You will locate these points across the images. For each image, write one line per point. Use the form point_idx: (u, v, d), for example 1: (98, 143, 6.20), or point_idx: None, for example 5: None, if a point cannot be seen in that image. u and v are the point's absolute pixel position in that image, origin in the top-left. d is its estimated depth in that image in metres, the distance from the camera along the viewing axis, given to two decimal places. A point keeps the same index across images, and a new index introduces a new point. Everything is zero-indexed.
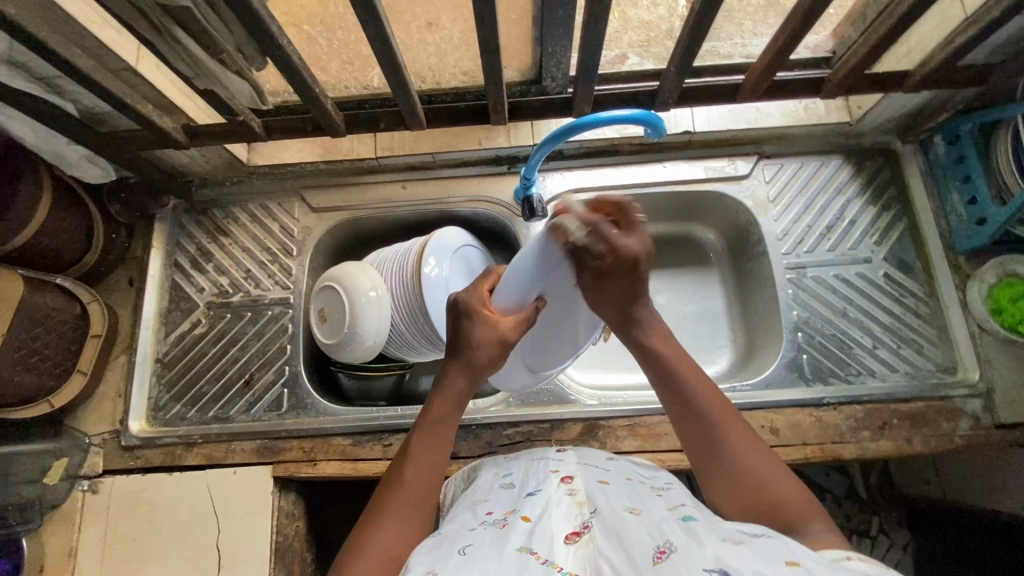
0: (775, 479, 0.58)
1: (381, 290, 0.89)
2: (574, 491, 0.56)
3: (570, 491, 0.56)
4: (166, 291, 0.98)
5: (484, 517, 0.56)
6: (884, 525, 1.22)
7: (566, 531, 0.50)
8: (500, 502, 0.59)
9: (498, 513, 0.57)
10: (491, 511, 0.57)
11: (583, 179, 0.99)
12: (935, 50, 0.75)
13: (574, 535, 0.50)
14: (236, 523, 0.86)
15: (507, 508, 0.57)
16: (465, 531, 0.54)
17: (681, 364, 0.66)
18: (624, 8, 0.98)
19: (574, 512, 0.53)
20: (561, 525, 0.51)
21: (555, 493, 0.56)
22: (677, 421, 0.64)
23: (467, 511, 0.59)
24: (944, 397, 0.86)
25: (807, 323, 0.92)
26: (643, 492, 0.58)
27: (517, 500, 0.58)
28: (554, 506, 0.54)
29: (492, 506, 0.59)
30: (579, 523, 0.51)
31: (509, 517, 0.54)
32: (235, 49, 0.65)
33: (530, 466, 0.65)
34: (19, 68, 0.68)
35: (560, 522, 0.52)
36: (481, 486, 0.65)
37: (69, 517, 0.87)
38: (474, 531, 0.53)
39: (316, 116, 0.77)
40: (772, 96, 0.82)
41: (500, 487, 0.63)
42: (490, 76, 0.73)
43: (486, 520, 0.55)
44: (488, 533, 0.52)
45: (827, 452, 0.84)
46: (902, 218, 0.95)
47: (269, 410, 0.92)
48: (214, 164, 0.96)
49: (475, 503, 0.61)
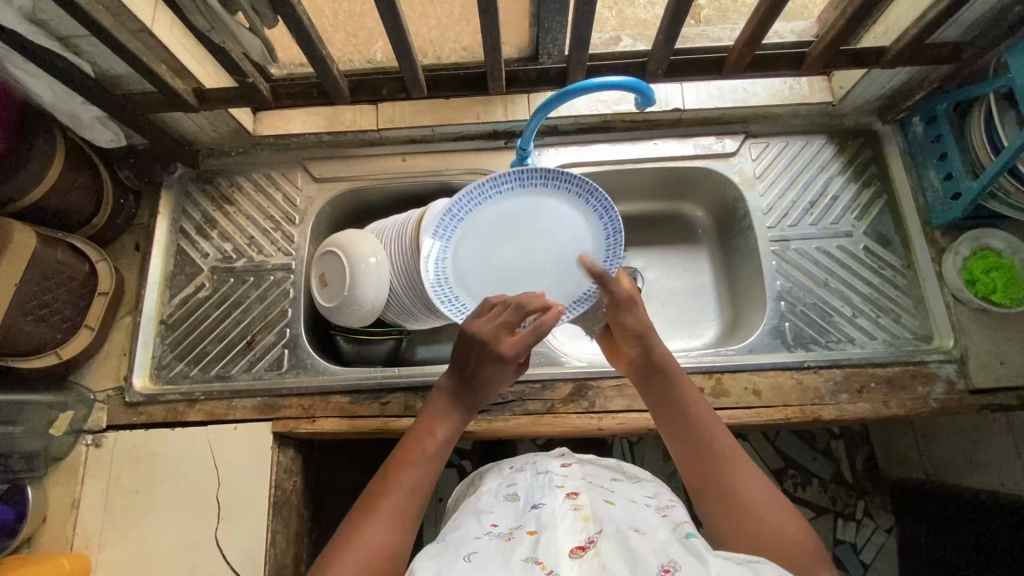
0: (776, 515, 0.59)
1: (381, 256, 0.93)
2: (579, 506, 0.60)
3: (575, 506, 0.60)
4: (171, 256, 1.01)
5: (489, 528, 0.61)
6: (870, 509, 1.28)
7: (571, 545, 0.53)
8: (505, 515, 0.63)
9: (503, 525, 0.61)
10: (496, 524, 0.62)
11: (576, 154, 1.02)
12: (910, 27, 0.79)
13: (580, 548, 0.52)
14: (235, 478, 0.89)
15: (512, 521, 0.61)
16: (471, 539, 0.58)
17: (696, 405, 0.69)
18: (621, 6, 1.09)
19: (579, 527, 0.56)
20: (566, 539, 0.54)
21: (560, 508, 0.59)
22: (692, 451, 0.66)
23: (472, 520, 0.64)
24: (920, 362, 0.90)
25: (789, 292, 0.95)
26: (647, 513, 0.60)
27: (522, 513, 0.62)
28: (560, 519, 0.57)
29: (496, 518, 0.63)
30: (584, 538, 0.54)
31: (515, 530, 0.58)
32: (249, 6, 0.69)
33: (534, 478, 0.68)
34: (39, 25, 0.71)
35: (565, 537, 0.54)
36: (488, 494, 0.70)
37: (74, 468, 0.90)
38: (480, 540, 0.58)
39: (322, 80, 0.81)
40: (757, 69, 0.86)
41: (505, 498, 0.67)
42: (488, 42, 0.76)
43: (492, 531, 0.60)
44: (494, 544, 0.56)
45: (807, 413, 0.88)
46: (882, 195, 0.99)
47: (271, 369, 0.95)
48: (220, 132, 1.00)
49: (480, 512, 0.65)
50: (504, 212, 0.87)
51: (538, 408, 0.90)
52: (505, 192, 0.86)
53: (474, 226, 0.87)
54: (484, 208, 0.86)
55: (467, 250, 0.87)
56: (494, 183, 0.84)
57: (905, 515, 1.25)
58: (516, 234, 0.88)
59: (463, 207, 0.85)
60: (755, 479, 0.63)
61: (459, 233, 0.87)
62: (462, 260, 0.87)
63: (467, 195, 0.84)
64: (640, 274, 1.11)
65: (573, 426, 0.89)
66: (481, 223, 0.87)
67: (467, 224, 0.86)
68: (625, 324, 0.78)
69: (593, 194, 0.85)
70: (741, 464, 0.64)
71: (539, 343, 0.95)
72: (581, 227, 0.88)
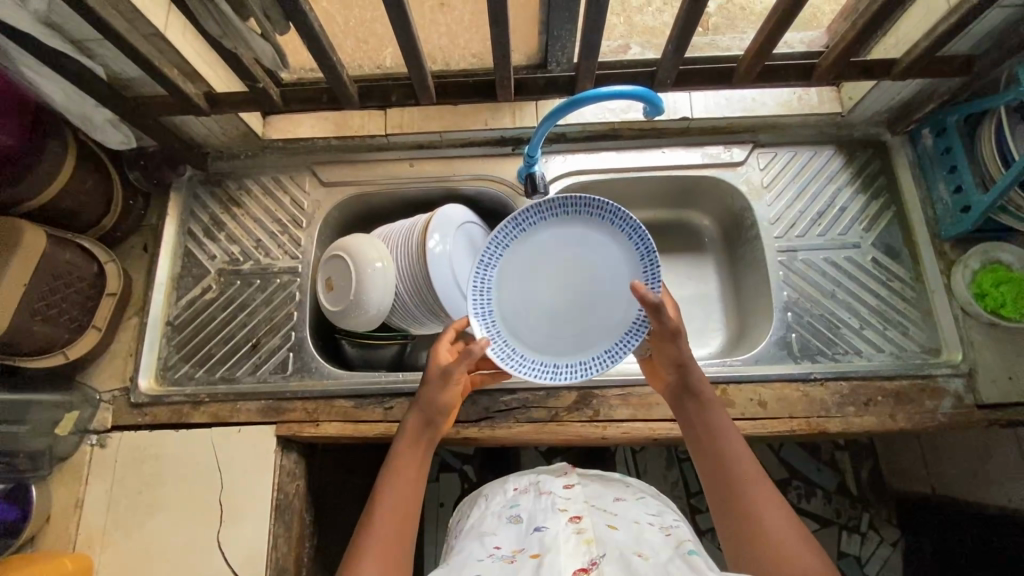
0: (793, 540, 0.59)
1: (387, 261, 0.93)
2: (582, 529, 0.60)
3: (578, 530, 0.60)
4: (179, 258, 1.02)
5: (493, 550, 0.62)
6: (875, 521, 1.27)
7: (574, 567, 0.54)
8: (508, 537, 0.64)
9: (506, 548, 0.62)
10: (500, 545, 0.62)
11: (583, 161, 1.03)
12: (920, 40, 0.79)
13: (583, 571, 0.54)
14: (238, 481, 0.89)
15: (514, 544, 0.62)
16: (474, 561, 0.59)
17: (723, 433, 0.69)
18: (630, 14, 1.09)
19: (581, 549, 0.57)
20: (568, 562, 0.55)
21: (562, 531, 0.60)
22: (714, 477, 0.67)
23: (475, 543, 0.64)
24: (928, 375, 0.89)
25: (796, 303, 0.95)
26: (650, 534, 0.61)
27: (525, 535, 0.62)
28: (562, 543, 0.58)
29: (500, 540, 0.64)
30: (587, 560, 0.55)
31: (518, 553, 0.59)
32: (261, 13, 0.69)
33: (537, 500, 0.69)
34: (54, 29, 0.72)
35: (568, 560, 0.55)
36: (491, 517, 0.70)
37: (79, 468, 0.90)
38: (484, 562, 0.59)
39: (331, 85, 0.81)
40: (766, 79, 0.86)
41: (508, 520, 0.67)
42: (498, 50, 0.76)
43: (494, 553, 0.61)
44: (497, 566, 0.57)
45: (813, 425, 0.87)
46: (891, 207, 0.98)
47: (275, 372, 0.95)
48: (230, 135, 1.00)
49: (484, 535, 0.66)
50: (536, 251, 0.83)
51: (542, 416, 0.89)
52: (528, 230, 0.82)
53: (508, 269, 0.82)
54: (513, 249, 0.82)
55: (508, 295, 0.82)
56: (519, 220, 0.81)
57: (910, 529, 1.24)
58: (553, 272, 0.83)
59: (491, 252, 0.81)
60: (775, 504, 0.62)
61: (498, 275, 0.82)
62: (505, 302, 0.82)
63: (492, 241, 0.80)
64: None
65: (577, 435, 0.88)
66: (514, 268, 0.83)
67: (501, 271, 0.82)
68: (665, 351, 0.75)
69: (615, 214, 0.80)
70: (762, 493, 0.63)
71: None
72: (619, 256, 0.81)
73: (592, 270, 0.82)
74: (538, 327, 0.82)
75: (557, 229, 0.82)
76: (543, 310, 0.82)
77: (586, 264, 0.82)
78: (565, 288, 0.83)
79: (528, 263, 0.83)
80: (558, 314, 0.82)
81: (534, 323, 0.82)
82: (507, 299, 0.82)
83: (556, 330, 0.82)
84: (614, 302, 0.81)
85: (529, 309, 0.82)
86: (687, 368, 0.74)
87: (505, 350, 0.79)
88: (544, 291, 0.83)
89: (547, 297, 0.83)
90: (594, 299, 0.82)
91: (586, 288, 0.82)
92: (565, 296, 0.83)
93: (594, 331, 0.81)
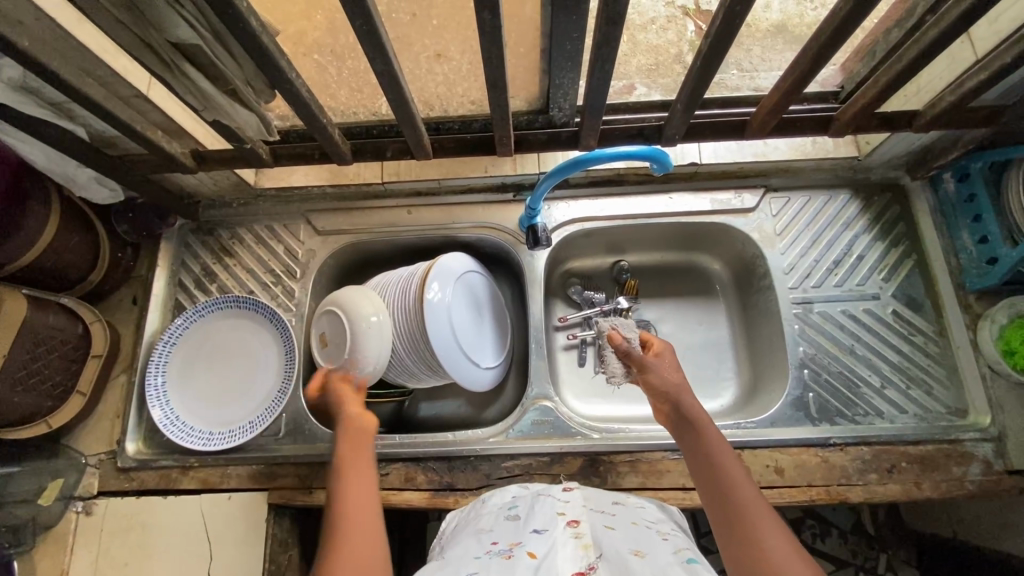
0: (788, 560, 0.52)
1: (382, 314, 0.89)
2: (580, 533, 0.55)
3: (575, 533, 0.55)
4: (169, 311, 0.98)
5: (490, 547, 0.57)
6: (893, 563, 1.19)
7: (570, 571, 0.49)
8: (505, 534, 0.59)
9: (503, 543, 0.57)
10: (497, 542, 0.57)
11: (588, 208, 0.99)
12: (946, 93, 0.74)
13: None
14: (228, 551, 0.85)
15: (512, 540, 0.57)
16: (471, 559, 0.54)
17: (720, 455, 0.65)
18: (633, 34, 1.05)
19: (579, 554, 0.52)
20: (565, 565, 0.50)
21: (560, 534, 0.55)
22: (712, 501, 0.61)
23: (472, 539, 0.60)
24: (954, 440, 0.84)
25: (813, 359, 0.90)
26: (647, 535, 0.57)
27: (522, 534, 0.57)
28: (560, 546, 0.53)
29: (497, 537, 0.59)
30: (585, 565, 0.50)
31: (515, 550, 0.54)
32: (245, 83, 0.65)
33: (535, 503, 0.64)
34: (30, 93, 0.68)
35: (565, 563, 0.50)
36: (489, 518, 0.65)
37: (63, 538, 0.86)
38: (480, 560, 0.53)
39: (323, 145, 0.77)
40: (780, 132, 0.81)
41: (506, 520, 0.63)
42: (496, 111, 0.73)
43: (492, 549, 0.55)
44: (493, 562, 0.52)
45: (833, 494, 0.82)
46: (911, 255, 0.94)
47: (268, 434, 0.91)
48: (221, 186, 0.97)
49: (480, 533, 0.61)
50: (192, 402, 0.93)
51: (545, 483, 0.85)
52: (243, 312, 0.96)
53: (237, 316, 0.96)
54: (182, 411, 0.92)
55: (229, 405, 0.93)
56: (170, 422, 0.90)
57: None
58: (242, 352, 0.96)
59: (199, 432, 0.91)
60: (776, 530, 0.56)
61: (219, 421, 0.92)
62: (238, 411, 0.93)
63: (190, 435, 0.90)
64: (653, 327, 1.06)
65: None
66: (239, 319, 0.96)
67: (215, 420, 0.92)
68: (651, 384, 0.77)
69: (158, 366, 0.92)
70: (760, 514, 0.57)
71: (546, 413, 0.89)
72: (188, 353, 0.95)
73: (201, 357, 0.95)
74: (253, 379, 0.94)
75: (276, 348, 0.95)
76: (209, 346, 0.95)
77: (251, 381, 0.94)
78: (222, 365, 0.95)
79: (227, 328, 0.96)
80: (242, 373, 0.95)
81: (193, 348, 0.95)
82: (226, 413, 0.93)
83: (256, 362, 0.95)
84: (226, 335, 0.96)
85: (242, 388, 0.94)
86: (680, 399, 0.73)
87: (192, 438, 0.90)
88: (224, 349, 0.95)
89: (223, 380, 0.94)
90: (227, 347, 0.95)
91: (231, 386, 0.94)
92: (229, 369, 0.95)
93: (248, 337, 0.96)
